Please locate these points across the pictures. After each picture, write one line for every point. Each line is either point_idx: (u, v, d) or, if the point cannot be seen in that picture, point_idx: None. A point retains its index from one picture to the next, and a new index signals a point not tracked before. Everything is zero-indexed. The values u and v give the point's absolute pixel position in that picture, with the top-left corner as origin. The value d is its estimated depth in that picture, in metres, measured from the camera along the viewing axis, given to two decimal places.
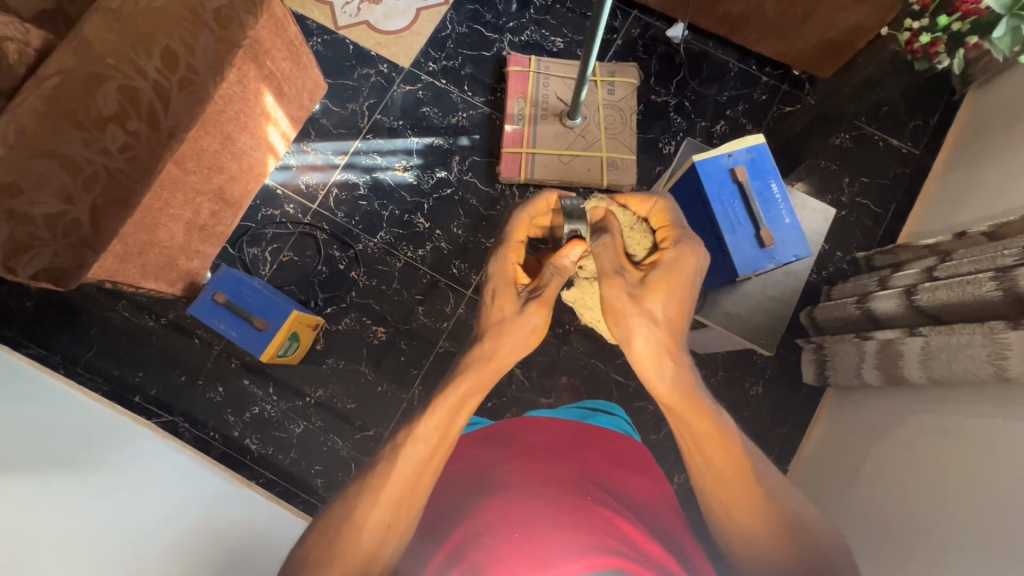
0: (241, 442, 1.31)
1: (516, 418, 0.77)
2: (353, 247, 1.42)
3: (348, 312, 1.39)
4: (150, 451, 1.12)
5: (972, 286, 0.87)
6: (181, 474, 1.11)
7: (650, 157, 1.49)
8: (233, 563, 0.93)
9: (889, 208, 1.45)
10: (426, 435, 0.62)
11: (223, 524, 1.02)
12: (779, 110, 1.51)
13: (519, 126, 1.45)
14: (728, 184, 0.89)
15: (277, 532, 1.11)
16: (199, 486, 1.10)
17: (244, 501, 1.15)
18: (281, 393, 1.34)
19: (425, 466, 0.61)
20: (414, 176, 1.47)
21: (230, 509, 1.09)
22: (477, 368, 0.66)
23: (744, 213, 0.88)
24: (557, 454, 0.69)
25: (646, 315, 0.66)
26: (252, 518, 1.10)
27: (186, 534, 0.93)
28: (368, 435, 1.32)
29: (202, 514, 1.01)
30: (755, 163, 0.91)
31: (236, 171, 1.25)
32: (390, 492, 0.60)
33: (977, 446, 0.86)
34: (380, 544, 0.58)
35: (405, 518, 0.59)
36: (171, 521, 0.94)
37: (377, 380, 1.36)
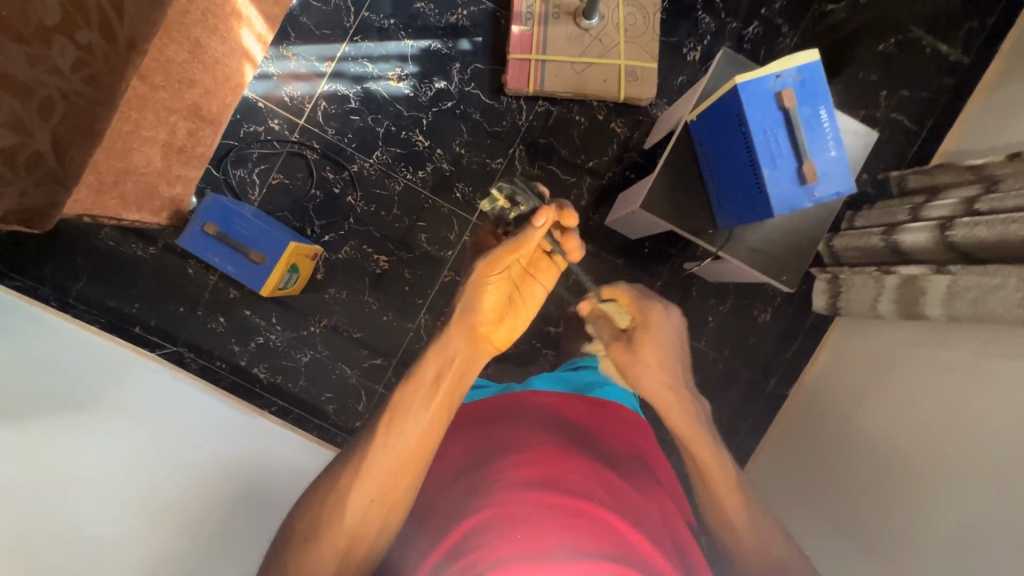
0: (249, 371, 1.31)
1: (513, 408, 0.78)
2: (348, 170, 1.32)
3: (347, 241, 1.32)
4: (160, 387, 1.12)
5: (1017, 225, 0.84)
6: (198, 410, 1.12)
7: (673, 65, 1.34)
8: (250, 514, 0.99)
9: (925, 124, 1.34)
10: (399, 433, 0.72)
11: (235, 456, 1.05)
12: (821, 8, 1.34)
13: (527, 27, 1.27)
14: (772, 110, 0.79)
15: (295, 461, 1.15)
16: (212, 420, 1.11)
17: (257, 430, 1.17)
18: (285, 322, 1.31)
19: (405, 449, 0.71)
20: (411, 88, 1.32)
21: (245, 440, 1.12)
22: (450, 341, 0.78)
23: (787, 145, 0.80)
24: (559, 446, 0.71)
25: (643, 361, 0.92)
26: (267, 449, 1.13)
27: (207, 479, 0.98)
28: (377, 364, 1.32)
29: (216, 454, 1.03)
30: (805, 85, 0.80)
31: (211, 84, 1.11)
32: (369, 479, 0.69)
33: (982, 399, 0.88)
34: (362, 522, 0.68)
35: (387, 504, 0.68)
36: (192, 466, 0.98)
37: (382, 310, 1.33)
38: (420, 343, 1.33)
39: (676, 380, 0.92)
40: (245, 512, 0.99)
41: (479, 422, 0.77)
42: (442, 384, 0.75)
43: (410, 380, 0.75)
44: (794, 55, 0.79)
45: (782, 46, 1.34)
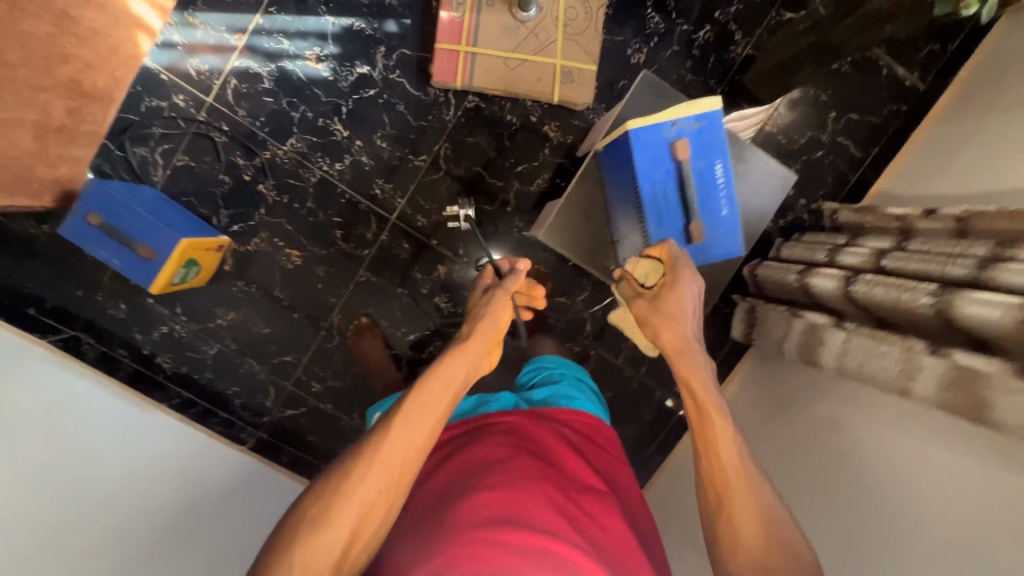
0: (152, 360, 1.27)
1: (490, 436, 0.72)
2: (260, 157, 1.23)
3: (257, 232, 1.25)
4: (55, 380, 1.06)
5: (908, 295, 0.81)
6: (98, 409, 1.08)
7: (615, 67, 1.26)
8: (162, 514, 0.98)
9: (870, 152, 1.29)
10: (412, 429, 0.66)
11: (177, 480, 1.05)
12: (778, 17, 1.25)
13: (458, 14, 1.17)
14: (663, 157, 0.88)
15: (218, 474, 1.14)
16: (125, 429, 1.08)
17: (156, 427, 1.15)
18: (190, 313, 1.27)
19: (414, 445, 0.65)
20: (330, 71, 1.21)
21: (169, 453, 1.10)
22: (469, 346, 0.76)
23: (676, 199, 0.90)
24: (534, 477, 0.64)
25: (666, 317, 0.78)
26: (169, 449, 1.12)
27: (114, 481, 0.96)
28: (285, 361, 1.29)
29: (156, 477, 1.02)
30: (701, 136, 0.87)
31: (93, 58, 1.01)
32: (372, 478, 0.62)
33: (855, 462, 0.88)
34: (353, 533, 0.60)
35: (386, 510, 0.62)
36: (95, 470, 0.95)
37: (293, 306, 1.28)
38: (332, 343, 1.30)
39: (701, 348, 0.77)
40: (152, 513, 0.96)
41: (453, 451, 0.71)
42: (445, 388, 0.70)
43: (432, 371, 0.71)
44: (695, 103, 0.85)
45: (732, 55, 1.26)
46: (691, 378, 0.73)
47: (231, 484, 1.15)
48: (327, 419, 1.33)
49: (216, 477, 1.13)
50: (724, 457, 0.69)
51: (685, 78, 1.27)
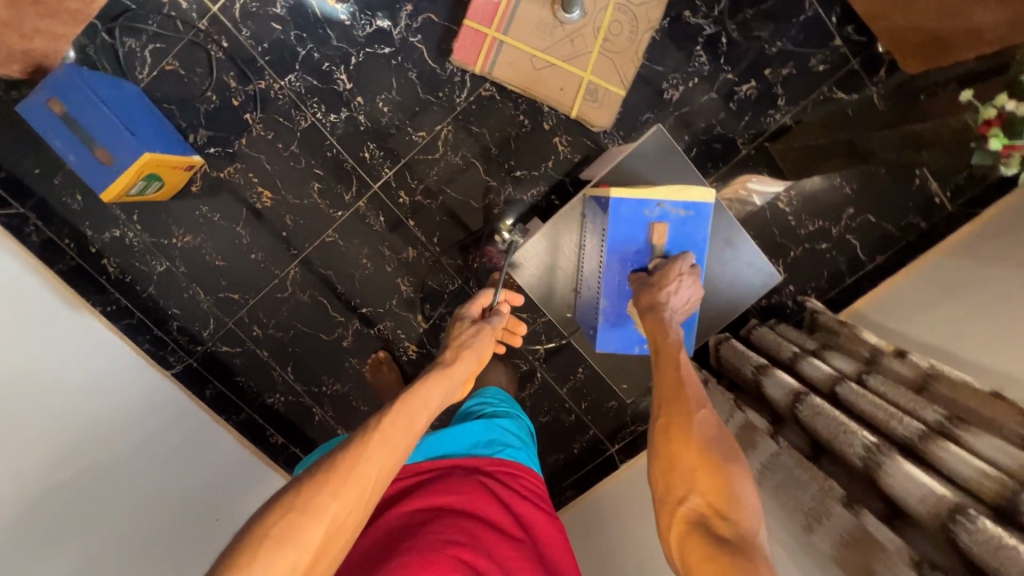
0: (98, 261, 1.24)
1: (419, 496, 0.68)
2: (255, 85, 1.16)
3: (233, 162, 1.20)
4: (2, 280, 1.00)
5: (845, 436, 0.78)
6: (43, 322, 1.03)
7: (645, 97, 1.18)
8: (91, 464, 0.94)
9: (873, 258, 1.24)
10: (393, 445, 0.65)
11: (117, 424, 1.03)
12: (827, 94, 1.17)
13: None
14: (639, 233, 0.91)
15: (152, 417, 1.12)
16: (70, 348, 1.06)
17: (92, 347, 1.11)
18: (146, 224, 1.22)
19: (391, 462, 0.65)
20: (348, 15, 1.13)
21: (107, 387, 1.07)
22: (453, 370, 0.79)
23: (639, 264, 0.93)
24: (454, 542, 0.61)
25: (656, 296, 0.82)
26: (102, 372, 1.09)
27: (44, 424, 0.91)
28: (232, 299, 1.26)
29: (96, 416, 1.01)
30: (684, 221, 0.90)
31: None
32: (347, 498, 0.60)
33: None
34: (315, 556, 0.58)
35: (347, 533, 0.60)
36: (35, 403, 0.92)
37: (253, 247, 1.24)
38: (283, 294, 1.27)
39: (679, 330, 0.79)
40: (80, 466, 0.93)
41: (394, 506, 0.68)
42: (420, 417, 0.69)
43: (415, 389, 0.73)
44: (688, 189, 0.88)
45: (768, 120, 1.19)
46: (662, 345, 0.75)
47: (158, 423, 1.12)
48: (259, 366, 1.31)
49: (146, 421, 1.10)
50: (669, 409, 0.67)
51: (712, 128, 1.20)
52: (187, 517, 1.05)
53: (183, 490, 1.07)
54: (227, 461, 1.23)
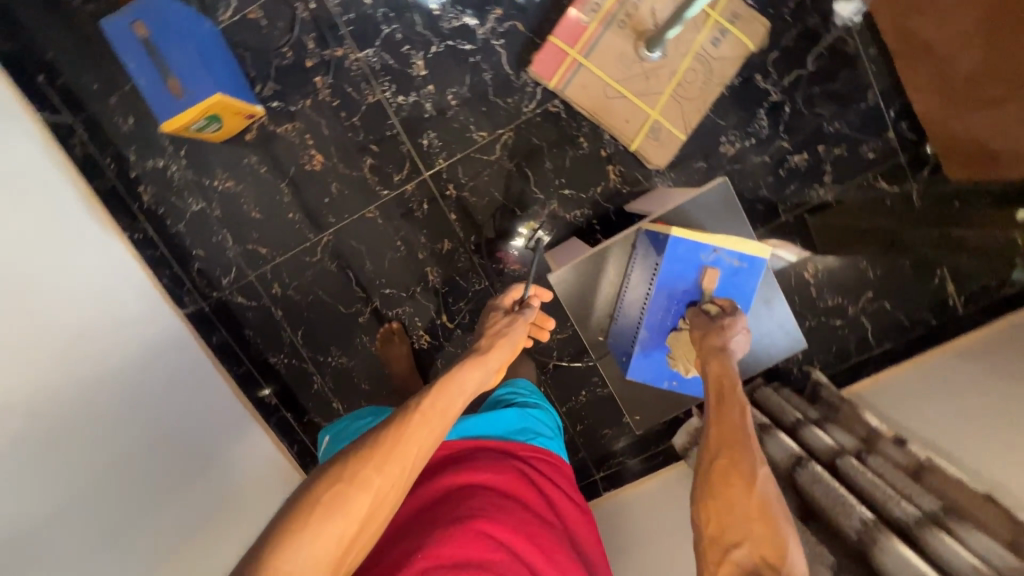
0: (134, 186, 1.23)
1: (461, 471, 0.72)
2: (331, 51, 1.17)
3: (292, 119, 1.20)
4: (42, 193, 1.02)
5: (843, 509, 0.81)
6: (73, 240, 1.05)
7: (701, 146, 1.22)
8: (101, 388, 0.96)
9: (880, 343, 1.30)
10: (433, 427, 0.69)
11: (133, 356, 1.05)
12: (871, 181, 1.23)
13: (586, 18, 1.11)
14: (692, 275, 0.96)
15: (169, 354, 1.14)
16: (101, 274, 1.08)
17: (126, 277, 1.13)
18: (191, 161, 1.22)
19: (431, 442, 0.68)
20: (439, 6, 1.15)
21: (131, 317, 1.09)
22: (487, 359, 0.82)
23: (685, 303, 0.98)
24: (496, 519, 0.65)
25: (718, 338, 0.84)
26: (125, 299, 1.10)
27: (67, 347, 0.93)
28: (259, 253, 1.26)
29: (116, 343, 1.03)
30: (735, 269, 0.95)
31: None
32: (390, 474, 0.64)
33: None
34: (361, 525, 0.61)
35: (392, 505, 0.64)
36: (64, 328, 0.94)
37: (291, 207, 1.24)
38: (310, 259, 1.27)
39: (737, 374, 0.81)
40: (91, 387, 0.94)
41: (436, 477, 0.73)
42: (455, 402, 0.72)
43: (453, 375, 0.76)
44: (746, 244, 0.93)
45: (811, 193, 1.23)
46: (724, 389, 0.77)
47: (167, 359, 1.13)
48: (270, 324, 1.30)
49: (155, 355, 1.10)
50: (728, 452, 0.70)
51: (758, 189, 1.24)
52: (193, 456, 1.08)
53: (184, 430, 1.09)
54: (227, 412, 1.22)
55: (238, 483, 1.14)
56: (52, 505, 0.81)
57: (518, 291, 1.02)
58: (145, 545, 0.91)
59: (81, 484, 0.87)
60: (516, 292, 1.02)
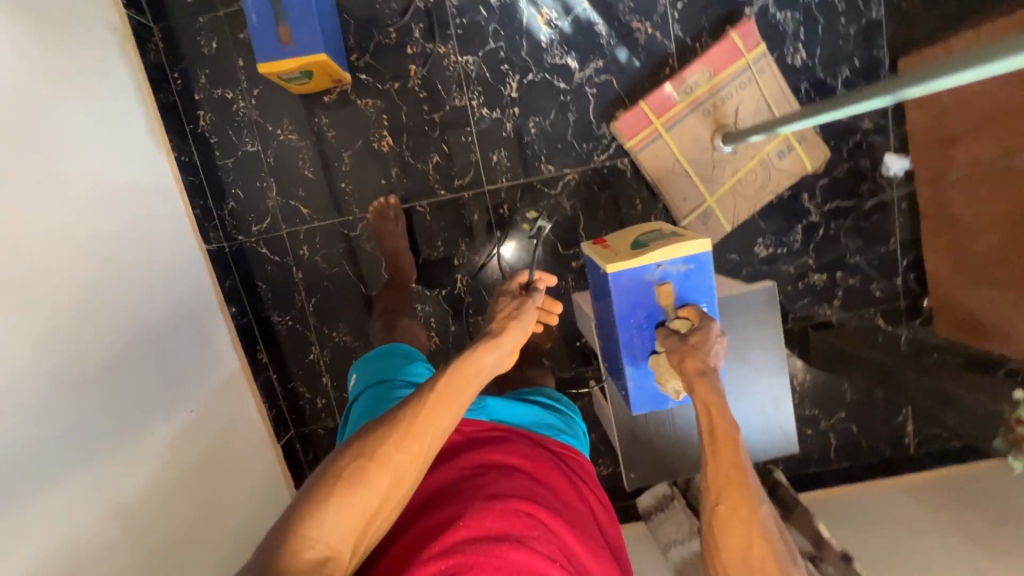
0: (194, 109, 1.20)
1: (490, 451, 0.76)
2: (435, 45, 1.20)
3: (375, 96, 1.21)
4: (97, 87, 1.00)
5: None
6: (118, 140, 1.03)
7: (739, 240, 1.31)
8: (132, 302, 0.97)
9: (839, 460, 1.41)
10: (450, 408, 0.69)
11: (167, 284, 1.07)
12: (872, 316, 1.35)
13: (677, 97, 1.19)
14: (647, 300, 0.88)
15: (196, 289, 1.15)
16: (153, 201, 1.09)
17: (174, 208, 1.14)
18: (261, 102, 1.20)
19: (446, 422, 0.69)
20: (547, 39, 1.20)
21: (170, 247, 1.10)
22: (500, 340, 0.80)
23: (651, 330, 0.90)
24: (525, 496, 0.68)
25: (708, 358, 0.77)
26: (169, 227, 1.11)
27: (113, 263, 0.95)
28: (299, 211, 1.24)
29: (153, 269, 1.04)
30: (688, 277, 0.88)
31: None
32: (410, 454, 0.65)
33: None
34: (383, 498, 0.63)
35: (410, 481, 0.65)
36: (114, 246, 0.96)
37: (346, 177, 1.24)
38: (348, 232, 1.26)
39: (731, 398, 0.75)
40: (111, 287, 0.93)
41: (469, 452, 0.76)
42: (468, 385, 0.72)
43: (467, 356, 0.75)
44: (684, 244, 0.86)
45: (820, 310, 1.35)
46: (715, 419, 0.71)
47: (188, 290, 1.13)
48: (286, 282, 1.28)
49: (171, 271, 1.09)
50: (729, 492, 0.67)
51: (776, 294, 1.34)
52: (202, 393, 1.09)
53: (196, 365, 1.09)
54: (226, 346, 1.20)
55: (232, 427, 1.16)
56: (77, 406, 0.82)
57: (525, 276, 0.99)
58: (145, 458, 0.92)
59: (111, 391, 0.88)
60: (523, 276, 0.99)
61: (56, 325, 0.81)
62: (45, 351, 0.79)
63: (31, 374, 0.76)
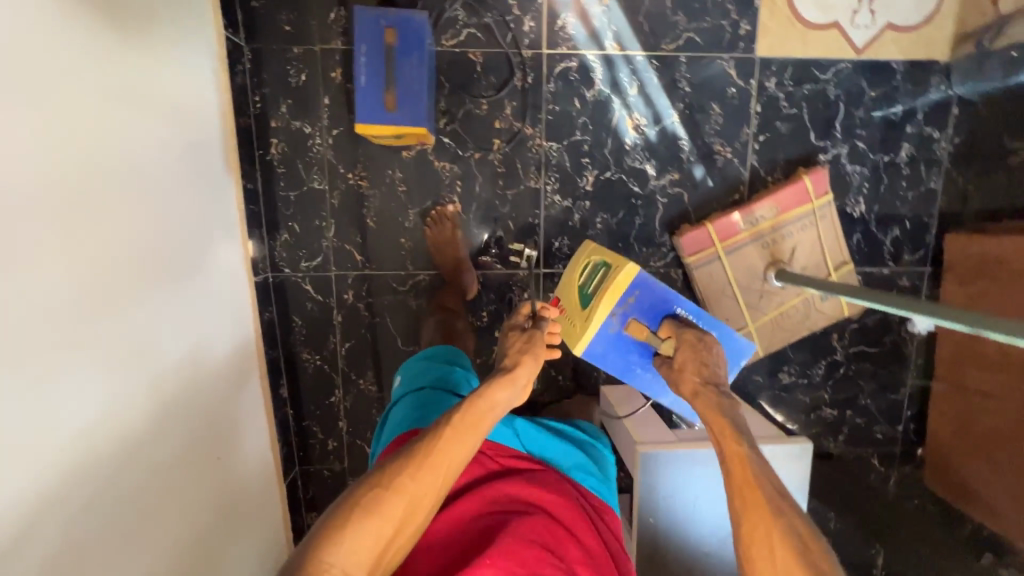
0: (268, 135, 1.17)
1: (508, 485, 0.76)
2: (522, 124, 1.20)
3: (453, 161, 1.20)
4: (187, 120, 0.94)
5: None
6: (198, 174, 0.97)
7: (765, 364, 1.37)
8: (198, 366, 0.93)
9: None
10: (465, 439, 0.70)
11: (223, 341, 1.03)
12: (868, 456, 1.43)
13: (743, 225, 1.22)
14: (624, 346, 0.98)
15: (243, 340, 1.11)
16: (221, 250, 1.05)
17: (234, 253, 1.10)
18: (337, 144, 1.18)
19: (460, 454, 0.69)
20: (632, 143, 1.22)
21: (229, 297, 1.06)
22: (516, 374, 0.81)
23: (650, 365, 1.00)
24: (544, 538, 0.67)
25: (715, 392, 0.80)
26: (230, 275, 1.07)
27: (187, 326, 0.91)
28: (353, 257, 1.23)
29: (215, 326, 1.00)
30: (641, 302, 0.95)
31: None
32: (424, 485, 0.65)
33: None
34: (397, 527, 0.63)
35: (424, 512, 0.65)
36: (189, 308, 0.92)
37: (407, 233, 1.23)
38: (396, 287, 1.25)
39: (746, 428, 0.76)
40: (177, 339, 0.88)
41: (490, 488, 0.75)
42: (485, 419, 0.73)
43: (482, 390, 0.76)
44: (614, 277, 0.94)
45: (823, 441, 1.42)
46: (735, 448, 0.72)
47: (237, 341, 1.09)
48: (323, 322, 1.26)
49: (227, 320, 1.05)
50: (751, 516, 0.65)
51: (787, 418, 1.41)
52: (238, 452, 1.06)
53: (236, 423, 1.06)
54: (257, 393, 1.17)
55: (256, 483, 1.13)
56: (158, 487, 0.78)
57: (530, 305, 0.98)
58: (203, 533, 0.89)
59: (183, 467, 0.85)
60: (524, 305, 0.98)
61: (146, 411, 0.78)
62: (137, 437, 0.75)
63: (122, 460, 0.72)
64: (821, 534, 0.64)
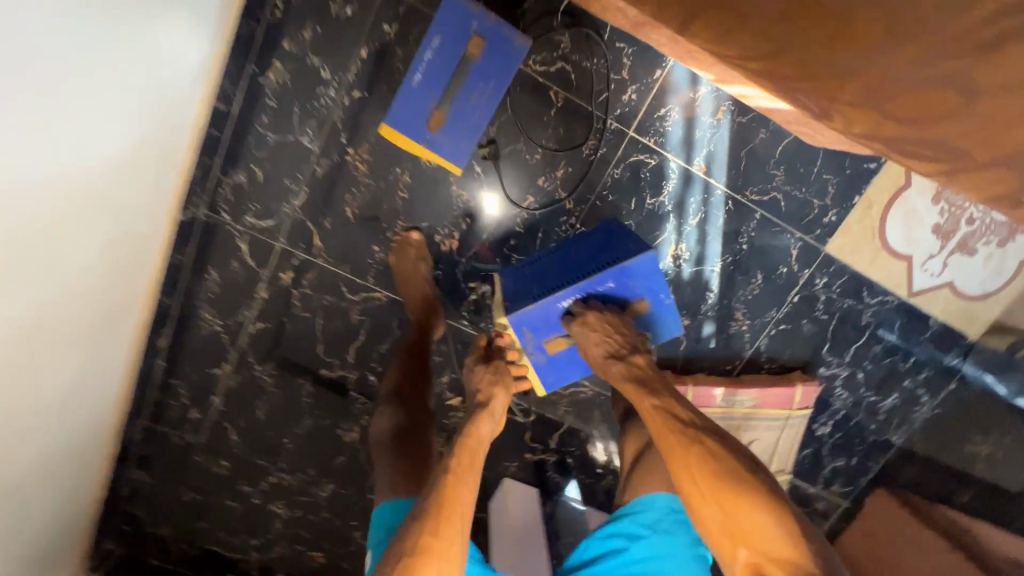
0: (272, 57, 0.91)
1: None
2: (566, 195, 1.02)
3: (473, 196, 1.01)
4: (138, 6, 0.69)
5: None
6: (141, 84, 0.75)
7: None
8: (67, 326, 0.77)
9: None
10: (467, 498, 0.71)
11: (108, 293, 0.86)
12: None
13: (718, 400, 1.15)
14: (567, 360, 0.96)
15: (133, 292, 0.93)
16: (147, 190, 0.85)
17: (163, 192, 0.90)
18: (351, 109, 0.94)
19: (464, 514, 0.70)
20: (663, 271, 1.09)
21: (135, 244, 0.88)
22: (490, 405, 0.86)
23: None
24: None
25: (619, 366, 0.86)
26: (146, 219, 0.89)
27: (68, 285, 0.74)
28: (310, 240, 1.01)
29: (104, 278, 0.83)
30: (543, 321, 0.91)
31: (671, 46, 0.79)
32: (450, 530, 0.67)
33: None
34: None
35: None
36: (77, 262, 0.75)
37: (383, 244, 1.02)
38: (343, 292, 1.05)
39: (652, 384, 0.85)
40: (55, 291, 0.72)
41: None
42: (476, 452, 0.78)
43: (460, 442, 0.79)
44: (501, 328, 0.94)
45: None
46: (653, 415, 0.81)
47: (125, 292, 0.91)
48: (242, 290, 1.04)
49: (123, 270, 0.88)
50: (681, 465, 0.75)
51: None
52: (77, 416, 0.91)
53: (87, 384, 0.90)
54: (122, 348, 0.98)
55: (84, 444, 0.98)
56: None
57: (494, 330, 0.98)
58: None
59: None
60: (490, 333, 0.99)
61: None
62: None
63: None
64: (762, 476, 0.72)
